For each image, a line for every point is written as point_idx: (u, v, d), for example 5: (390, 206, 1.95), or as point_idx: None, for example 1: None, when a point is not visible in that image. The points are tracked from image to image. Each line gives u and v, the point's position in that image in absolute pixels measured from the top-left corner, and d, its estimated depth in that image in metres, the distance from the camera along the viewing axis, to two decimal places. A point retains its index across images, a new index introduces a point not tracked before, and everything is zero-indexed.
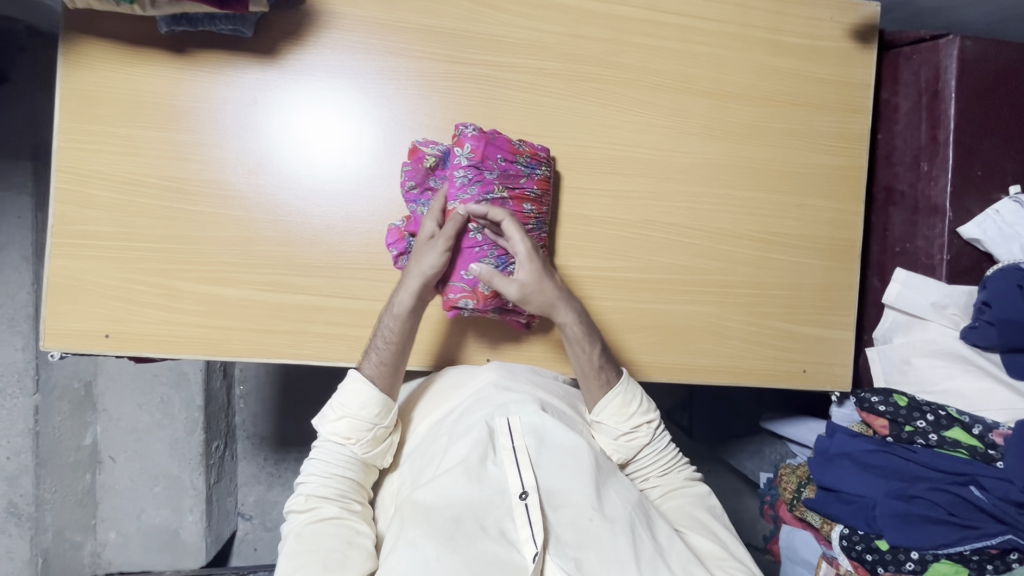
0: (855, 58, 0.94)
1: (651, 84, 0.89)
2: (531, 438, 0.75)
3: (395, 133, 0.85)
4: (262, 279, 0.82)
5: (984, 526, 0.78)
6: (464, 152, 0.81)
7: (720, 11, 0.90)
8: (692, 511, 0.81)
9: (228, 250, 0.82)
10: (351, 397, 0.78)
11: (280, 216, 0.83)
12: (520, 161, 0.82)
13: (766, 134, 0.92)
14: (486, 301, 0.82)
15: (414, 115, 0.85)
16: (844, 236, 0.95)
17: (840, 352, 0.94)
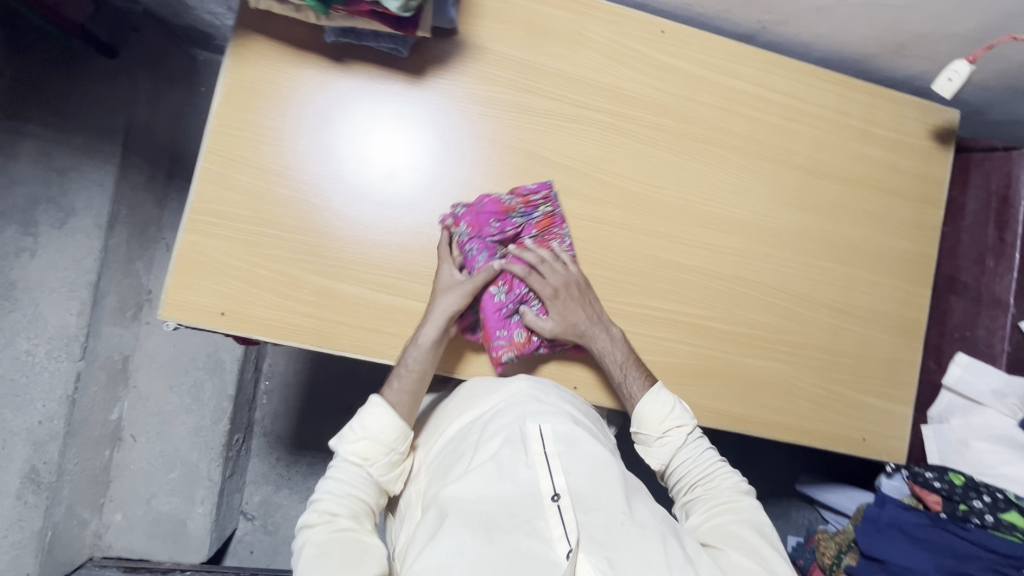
0: (933, 156, 1.03)
1: (753, 153, 0.97)
2: (563, 445, 0.75)
3: (515, 160, 0.91)
4: (378, 280, 0.86)
5: None
6: (462, 229, 0.86)
7: (819, 97, 0.99)
8: (734, 529, 0.76)
9: (351, 249, 0.85)
10: (372, 420, 0.79)
11: (395, 226, 0.87)
12: (515, 213, 0.88)
13: (849, 212, 1.00)
14: (524, 346, 0.88)
15: (537, 148, 0.91)
16: (911, 316, 1.01)
17: (898, 425, 0.99)
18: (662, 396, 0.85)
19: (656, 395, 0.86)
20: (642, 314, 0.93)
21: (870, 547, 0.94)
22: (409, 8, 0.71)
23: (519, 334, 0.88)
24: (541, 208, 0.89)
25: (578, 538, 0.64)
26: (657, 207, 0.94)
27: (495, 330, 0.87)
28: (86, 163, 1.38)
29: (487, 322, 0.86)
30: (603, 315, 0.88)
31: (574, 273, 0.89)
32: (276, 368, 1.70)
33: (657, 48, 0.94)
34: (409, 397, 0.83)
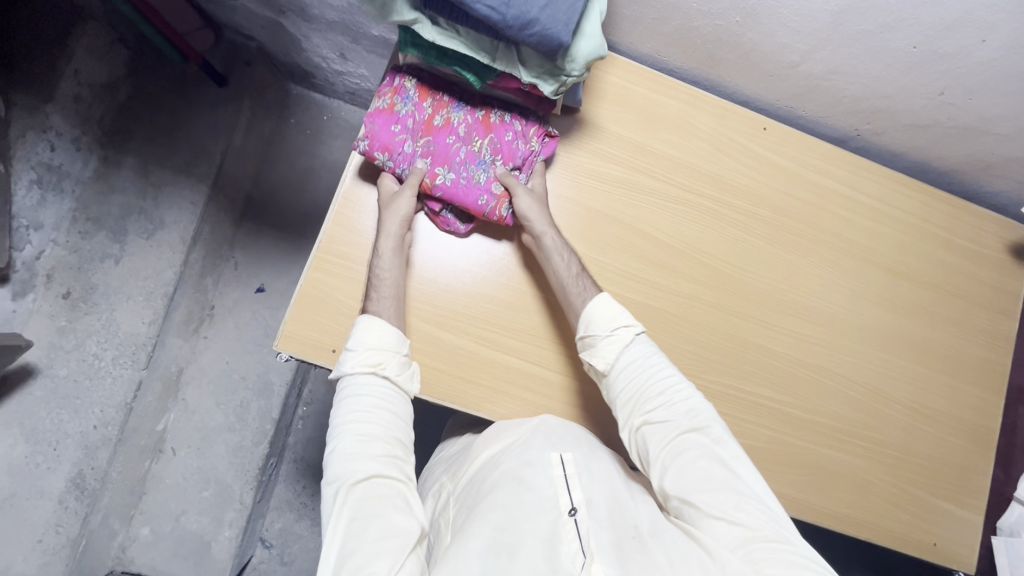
0: (1009, 269, 1.07)
1: (842, 250, 1.01)
2: (584, 469, 0.76)
3: (619, 232, 0.95)
4: (480, 333, 0.89)
5: None
6: (386, 158, 0.81)
7: (906, 204, 1.05)
8: (705, 466, 0.72)
9: (458, 301, 0.89)
10: (375, 334, 0.77)
11: (477, 281, 0.90)
12: (396, 101, 0.82)
13: (928, 316, 1.03)
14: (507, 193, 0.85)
15: (640, 222, 0.96)
16: (983, 423, 1.03)
17: (969, 534, 0.99)
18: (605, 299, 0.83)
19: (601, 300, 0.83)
20: (727, 394, 0.95)
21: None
22: (558, 92, 0.77)
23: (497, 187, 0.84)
24: (414, 75, 0.84)
25: (593, 549, 0.66)
26: (749, 292, 0.97)
27: (477, 199, 0.83)
28: (181, 180, 1.46)
29: (463, 201, 0.83)
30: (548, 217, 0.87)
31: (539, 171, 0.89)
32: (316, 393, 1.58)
33: (759, 144, 1.00)
34: (389, 311, 0.81)
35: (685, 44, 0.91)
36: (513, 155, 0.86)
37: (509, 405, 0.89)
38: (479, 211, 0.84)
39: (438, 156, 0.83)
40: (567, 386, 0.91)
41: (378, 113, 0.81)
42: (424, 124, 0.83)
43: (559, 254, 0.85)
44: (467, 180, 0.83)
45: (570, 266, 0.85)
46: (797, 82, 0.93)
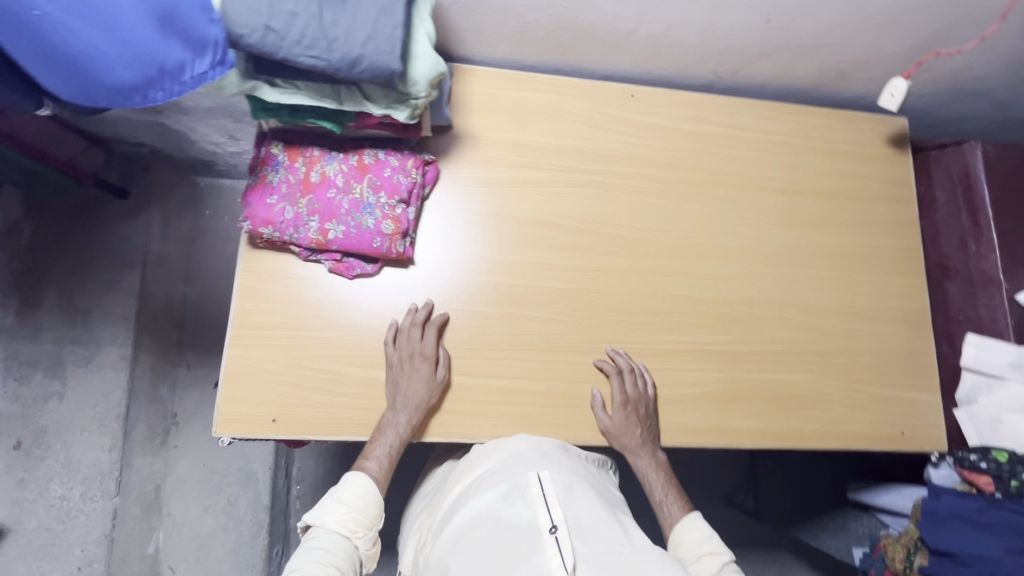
0: (894, 159, 1.13)
1: (736, 186, 1.06)
2: (561, 487, 0.78)
3: (524, 228, 0.98)
4: None
5: None
6: (275, 231, 0.84)
7: (783, 127, 1.10)
8: None
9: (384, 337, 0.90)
10: (357, 494, 0.82)
11: (398, 312, 0.91)
12: (269, 175, 0.85)
13: (834, 223, 1.08)
14: (398, 224, 0.87)
15: (540, 212, 0.99)
16: (913, 306, 1.07)
17: (931, 414, 1.03)
18: (699, 520, 0.88)
19: (692, 521, 0.88)
20: (669, 351, 0.97)
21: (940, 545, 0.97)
22: (415, 114, 0.80)
23: (387, 224, 0.86)
24: (279, 140, 0.86)
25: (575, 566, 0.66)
26: (661, 249, 1.01)
27: (372, 243, 0.86)
28: (106, 299, 1.44)
29: (360, 249, 0.86)
30: (653, 439, 0.93)
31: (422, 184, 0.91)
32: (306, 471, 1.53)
33: (630, 111, 1.05)
34: (386, 466, 0.85)
35: (530, 38, 0.96)
36: (396, 188, 0.87)
37: (462, 421, 0.91)
38: (377, 252, 0.87)
39: (323, 213, 0.85)
40: (514, 387, 0.92)
41: (254, 192, 0.84)
42: (300, 187, 0.85)
43: (654, 472, 0.93)
44: (356, 227, 0.85)
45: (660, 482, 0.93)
46: (642, 45, 0.98)
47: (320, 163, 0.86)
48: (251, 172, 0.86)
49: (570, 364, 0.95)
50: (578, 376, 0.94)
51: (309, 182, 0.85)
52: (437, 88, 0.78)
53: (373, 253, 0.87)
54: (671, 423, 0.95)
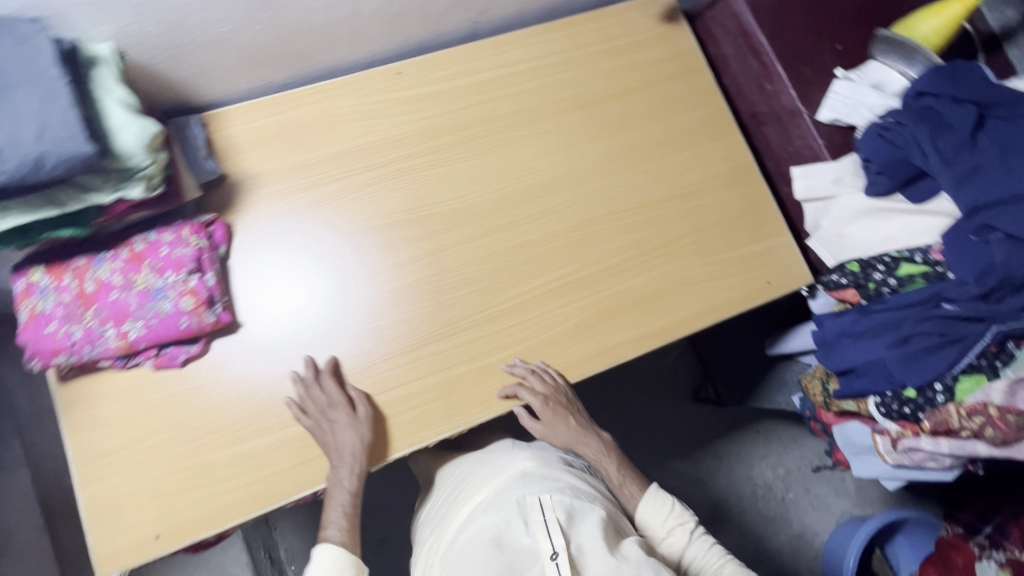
0: (673, 34, 1.14)
1: (533, 119, 1.05)
2: (563, 513, 0.84)
3: (365, 237, 0.97)
4: (280, 417, 0.87)
5: (971, 333, 0.89)
6: (68, 355, 0.78)
7: (556, 46, 1.09)
8: (694, 554, 0.92)
9: (240, 408, 0.86)
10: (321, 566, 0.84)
11: (244, 378, 0.87)
12: (38, 304, 0.79)
13: (637, 117, 1.08)
14: (198, 296, 0.82)
15: (364, 218, 0.97)
16: (739, 163, 1.09)
17: (789, 254, 1.06)
18: (660, 496, 0.97)
19: (654, 498, 0.98)
20: (528, 301, 0.97)
21: (839, 366, 1.02)
22: (155, 184, 0.76)
23: (186, 301, 0.82)
24: (36, 264, 0.80)
25: None
26: (485, 209, 1.00)
27: (178, 326, 0.81)
28: None
29: (169, 336, 0.81)
30: (586, 425, 1.03)
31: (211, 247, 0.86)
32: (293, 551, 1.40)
33: (402, 89, 1.02)
34: (348, 528, 0.88)
35: (261, 59, 0.91)
36: (180, 262, 0.82)
37: None
38: (190, 331, 0.82)
39: (113, 318, 0.80)
40: (389, 399, 0.90)
41: (29, 327, 0.78)
42: (77, 302, 0.79)
43: (603, 463, 1.02)
44: (153, 317, 0.81)
45: (613, 472, 1.02)
46: (377, 21, 0.94)
47: (90, 270, 0.81)
48: (18, 307, 0.79)
49: (438, 354, 0.93)
50: (450, 362, 0.93)
51: (86, 293, 0.80)
52: (164, 152, 0.75)
53: (186, 335, 0.83)
54: (556, 367, 0.95)
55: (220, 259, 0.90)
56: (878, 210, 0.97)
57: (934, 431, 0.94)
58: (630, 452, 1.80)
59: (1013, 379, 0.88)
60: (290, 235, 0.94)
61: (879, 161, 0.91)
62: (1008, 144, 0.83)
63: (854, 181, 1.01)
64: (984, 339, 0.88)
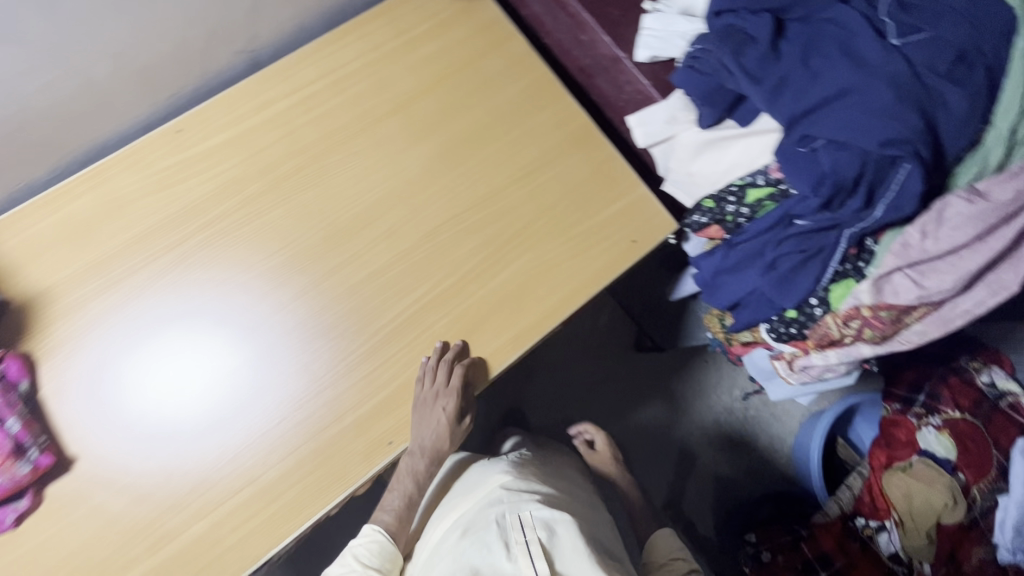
0: (473, 7, 1.05)
1: (344, 140, 0.96)
2: (543, 531, 0.90)
3: (228, 288, 0.89)
4: (145, 542, 0.79)
5: (828, 243, 0.86)
6: None
7: (350, 53, 0.99)
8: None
9: (97, 546, 0.78)
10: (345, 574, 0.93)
11: (94, 512, 0.79)
12: None
13: (456, 106, 1.00)
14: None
15: (210, 276, 0.89)
16: (576, 125, 1.03)
17: (649, 207, 1.01)
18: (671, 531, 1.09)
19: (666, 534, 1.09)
20: (390, 336, 0.91)
21: (725, 302, 1.00)
22: None
23: None
24: None
25: None
26: (319, 251, 0.92)
27: None
28: None
29: None
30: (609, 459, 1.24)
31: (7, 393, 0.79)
32: None
33: (189, 148, 0.92)
34: (402, 512, 0.97)
35: None
36: None
37: (237, 555, 0.80)
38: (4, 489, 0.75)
39: None
40: (262, 486, 0.83)
41: None
42: None
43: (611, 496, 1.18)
44: None
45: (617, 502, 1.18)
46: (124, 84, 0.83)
47: None
48: None
49: (304, 421, 0.86)
50: (320, 425, 0.86)
51: None
52: None
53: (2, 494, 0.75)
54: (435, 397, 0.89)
55: (26, 398, 0.81)
56: (716, 141, 0.93)
57: (821, 346, 0.93)
58: (585, 420, 1.78)
59: (878, 276, 0.85)
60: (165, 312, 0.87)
61: (695, 94, 0.86)
62: (808, 45, 0.79)
63: (687, 117, 0.96)
64: (841, 244, 0.85)
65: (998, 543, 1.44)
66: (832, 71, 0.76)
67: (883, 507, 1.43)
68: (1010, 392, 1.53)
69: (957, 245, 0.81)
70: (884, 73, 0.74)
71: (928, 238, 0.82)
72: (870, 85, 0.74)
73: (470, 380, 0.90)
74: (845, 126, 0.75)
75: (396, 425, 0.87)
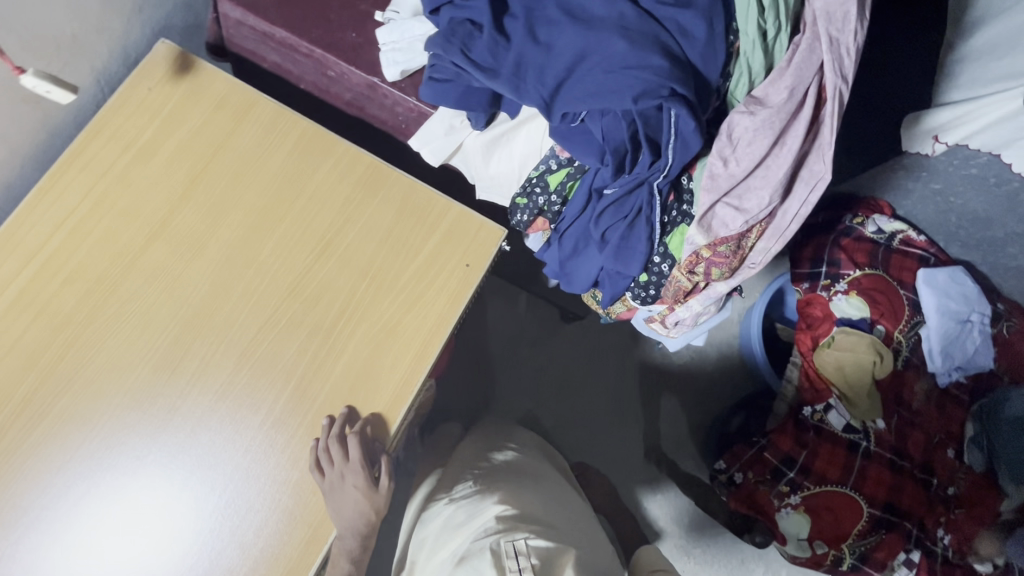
0: (198, 84, 0.92)
1: (111, 287, 0.85)
2: (539, 561, 0.86)
3: (66, 463, 0.79)
4: None
5: (643, 201, 0.80)
6: None
7: (77, 192, 0.86)
8: None
9: None
10: None
11: None
12: None
13: (221, 203, 0.89)
14: None
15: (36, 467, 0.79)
16: (362, 169, 0.93)
17: (469, 223, 0.93)
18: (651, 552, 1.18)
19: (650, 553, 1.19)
20: (248, 471, 0.82)
21: (583, 286, 0.94)
22: None
23: None
24: None
25: None
26: (133, 420, 0.82)
27: None
28: None
29: None
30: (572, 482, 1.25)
31: None
32: None
33: None
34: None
35: None
36: None
37: None
38: None
39: None
40: None
41: None
42: None
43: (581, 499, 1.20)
44: None
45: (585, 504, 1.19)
46: None
47: None
48: None
49: None
50: None
51: None
52: None
53: None
54: (317, 514, 0.82)
55: None
56: (499, 138, 0.86)
57: (682, 299, 0.91)
58: (541, 412, 1.72)
59: (703, 215, 0.80)
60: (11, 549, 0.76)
61: (451, 103, 0.77)
62: (532, 17, 0.71)
63: (463, 122, 0.86)
64: (654, 198, 0.80)
65: (936, 371, 1.54)
66: (564, 37, 0.69)
67: (823, 384, 1.46)
68: (897, 231, 1.57)
69: (758, 160, 0.76)
70: (611, 22, 0.68)
71: (730, 163, 0.77)
72: (603, 40, 0.67)
73: (370, 445, 0.84)
74: (595, 90, 0.68)
75: (289, 566, 0.80)
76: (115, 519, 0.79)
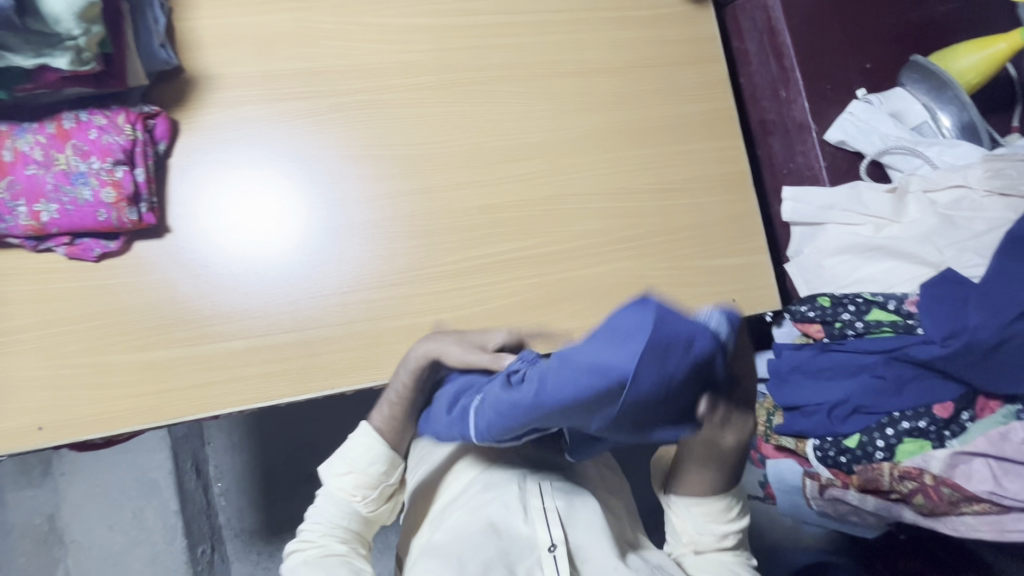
0: (696, 17, 1.04)
1: (518, 77, 0.97)
2: (563, 498, 0.73)
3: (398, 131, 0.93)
4: (227, 330, 0.84)
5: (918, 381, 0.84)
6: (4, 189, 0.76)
7: (566, 4, 1.00)
8: None
9: (177, 305, 0.83)
10: (358, 450, 0.76)
11: (197, 273, 0.85)
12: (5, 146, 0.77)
13: (632, 97, 1.00)
14: (122, 185, 0.78)
15: (381, 122, 0.93)
16: (732, 169, 1.01)
17: (761, 275, 0.99)
18: None
19: None
20: (478, 267, 0.92)
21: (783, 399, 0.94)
22: (86, 59, 0.72)
23: (116, 172, 0.79)
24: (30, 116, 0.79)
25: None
26: (458, 159, 0.93)
27: (107, 214, 0.78)
28: None
29: (86, 216, 0.78)
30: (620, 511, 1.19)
31: (132, 136, 0.80)
32: (222, 465, 1.35)
33: (386, 13, 0.94)
34: (396, 423, 0.77)
35: None
36: (108, 150, 0.78)
37: (264, 385, 0.84)
38: (109, 225, 0.79)
39: (81, 181, 0.78)
40: (327, 336, 0.86)
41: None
42: (93, 169, 0.78)
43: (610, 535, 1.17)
44: (114, 154, 0.79)
45: None
46: None
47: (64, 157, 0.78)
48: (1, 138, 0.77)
49: (365, 303, 0.88)
50: (379, 314, 0.88)
51: (48, 150, 0.78)
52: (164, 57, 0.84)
53: (103, 226, 0.79)
54: None
55: (158, 157, 0.85)
56: (955, 219, 0.88)
57: (861, 487, 0.88)
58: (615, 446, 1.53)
59: (954, 453, 0.81)
60: (228, 188, 0.87)
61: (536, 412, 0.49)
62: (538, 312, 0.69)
63: (921, 184, 0.92)
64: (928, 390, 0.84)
65: None
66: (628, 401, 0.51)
67: None
68: None
69: None
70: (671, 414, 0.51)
71: None
72: None
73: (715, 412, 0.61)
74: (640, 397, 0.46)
75: None
76: (338, 224, 0.89)
